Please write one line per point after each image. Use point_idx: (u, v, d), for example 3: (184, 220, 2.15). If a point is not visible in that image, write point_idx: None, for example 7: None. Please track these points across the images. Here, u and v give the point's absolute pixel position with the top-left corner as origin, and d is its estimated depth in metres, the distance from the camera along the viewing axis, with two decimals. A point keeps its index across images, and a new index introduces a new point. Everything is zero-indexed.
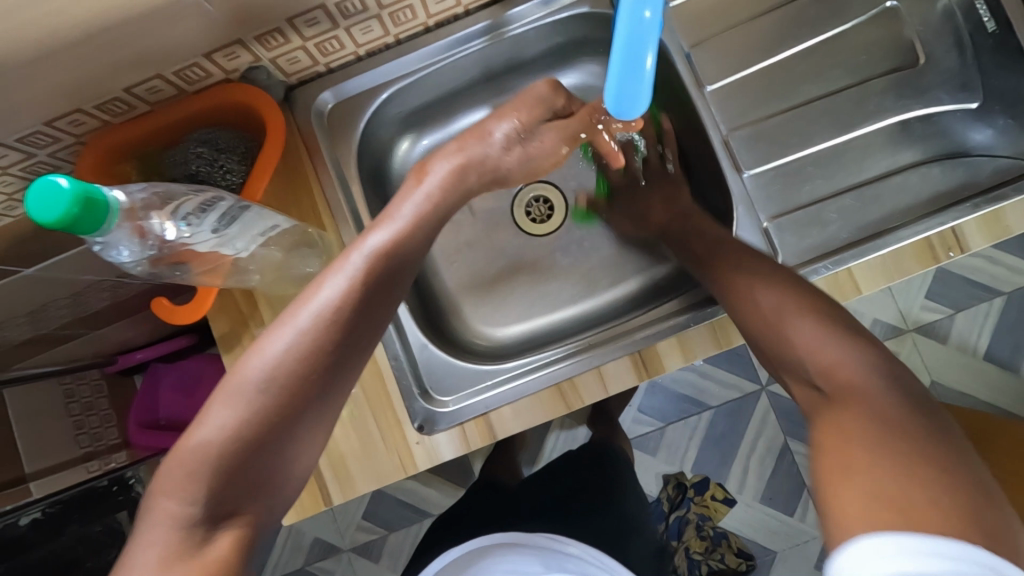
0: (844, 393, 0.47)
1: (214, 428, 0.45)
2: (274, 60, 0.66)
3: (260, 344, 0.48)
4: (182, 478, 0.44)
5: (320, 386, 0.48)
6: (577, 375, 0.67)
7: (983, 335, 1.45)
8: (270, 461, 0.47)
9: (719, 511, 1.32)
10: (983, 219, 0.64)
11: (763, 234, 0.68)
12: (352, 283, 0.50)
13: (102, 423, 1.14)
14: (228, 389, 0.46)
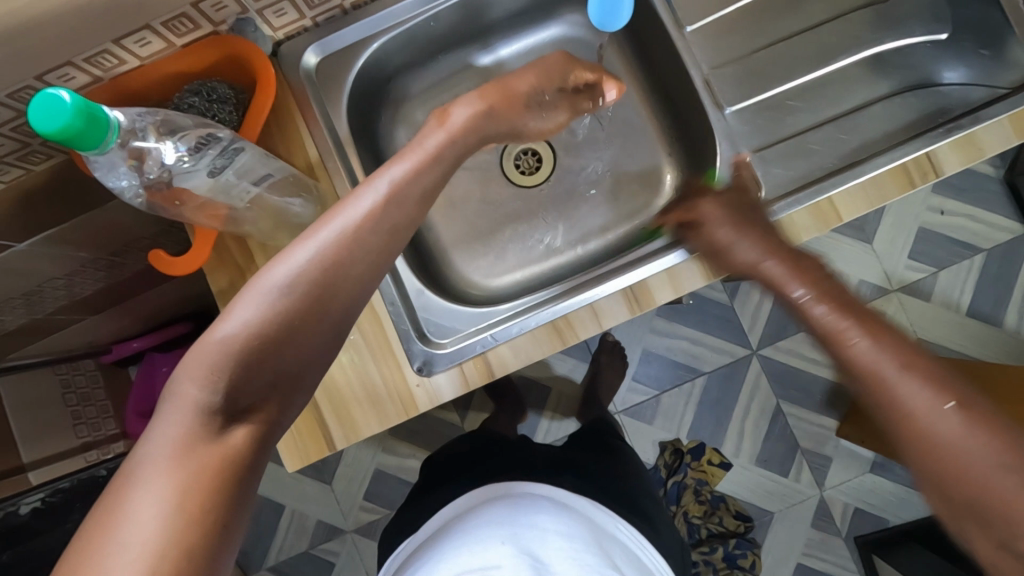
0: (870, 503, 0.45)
1: (243, 321, 0.43)
2: (260, 12, 0.67)
3: (290, 249, 0.46)
4: (207, 368, 0.41)
5: (347, 297, 0.47)
6: (572, 312, 0.69)
7: (966, 291, 1.48)
8: (290, 361, 0.45)
9: (715, 475, 1.34)
10: (957, 142, 0.66)
11: (746, 168, 0.70)
12: (386, 203, 0.49)
13: (99, 413, 1.14)
14: (257, 287, 0.44)
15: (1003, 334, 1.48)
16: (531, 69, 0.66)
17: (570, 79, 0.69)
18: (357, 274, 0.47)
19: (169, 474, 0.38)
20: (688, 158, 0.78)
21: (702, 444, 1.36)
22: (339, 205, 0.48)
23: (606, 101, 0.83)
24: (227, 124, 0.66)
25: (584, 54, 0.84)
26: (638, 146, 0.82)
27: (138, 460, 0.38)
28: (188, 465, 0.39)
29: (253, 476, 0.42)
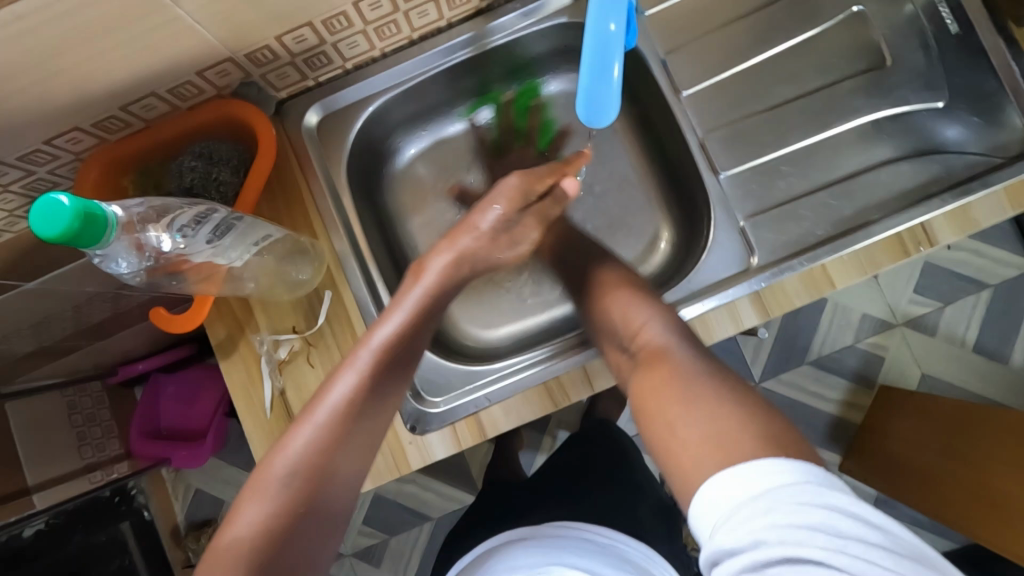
0: (654, 356, 0.59)
1: (252, 517, 0.51)
2: (264, 76, 0.68)
3: (285, 440, 0.55)
4: (225, 566, 0.49)
5: (338, 476, 0.55)
6: (564, 374, 0.69)
7: (971, 327, 1.47)
8: (302, 541, 0.52)
9: None
10: (951, 214, 0.66)
11: (740, 233, 0.70)
12: (361, 380, 0.57)
13: (104, 433, 1.16)
14: (260, 482, 0.53)
15: (1009, 371, 1.46)
16: (494, 200, 0.66)
17: (529, 197, 0.68)
18: (344, 452, 0.55)
19: None
20: (684, 215, 0.79)
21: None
22: (320, 393, 0.57)
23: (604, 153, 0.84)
24: (228, 185, 0.67)
25: None
26: (636, 200, 0.83)
27: None
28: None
29: None
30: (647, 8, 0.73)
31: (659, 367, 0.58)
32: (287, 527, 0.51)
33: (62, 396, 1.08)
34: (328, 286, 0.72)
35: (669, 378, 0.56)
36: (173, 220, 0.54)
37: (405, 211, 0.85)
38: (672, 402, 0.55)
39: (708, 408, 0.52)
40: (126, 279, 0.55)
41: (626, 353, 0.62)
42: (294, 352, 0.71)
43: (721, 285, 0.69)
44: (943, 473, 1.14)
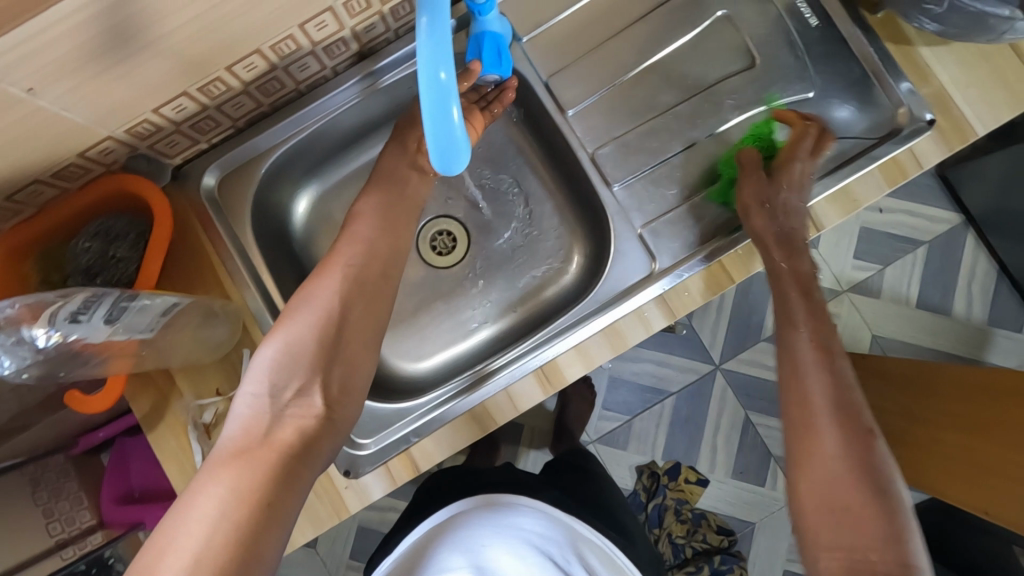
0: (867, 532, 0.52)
1: (286, 330, 0.62)
2: (152, 147, 0.69)
3: (312, 278, 0.65)
4: (268, 373, 0.59)
5: (362, 305, 0.65)
6: (488, 400, 0.71)
7: (913, 283, 1.53)
8: (334, 364, 0.62)
9: (694, 493, 1.48)
10: (834, 197, 0.70)
11: (640, 239, 0.73)
12: (375, 239, 0.69)
13: (72, 506, 1.12)
14: (295, 305, 0.64)
15: (954, 321, 1.52)
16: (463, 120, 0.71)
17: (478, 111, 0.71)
18: (359, 296, 0.65)
19: (230, 462, 0.54)
20: (591, 230, 0.80)
21: (678, 464, 1.50)
22: (338, 248, 0.68)
23: (511, 174, 0.85)
24: (128, 260, 0.67)
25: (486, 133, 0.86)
26: (551, 218, 0.83)
27: (217, 455, 0.55)
28: (243, 460, 0.54)
29: (298, 472, 0.57)
30: (524, 33, 0.75)
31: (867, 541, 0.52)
32: (317, 342, 0.61)
33: (19, 475, 1.06)
34: (247, 344, 0.72)
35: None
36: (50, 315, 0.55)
37: (326, 255, 0.86)
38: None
39: None
40: (15, 378, 0.57)
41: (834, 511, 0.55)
42: (220, 414, 0.72)
43: (629, 291, 0.71)
44: (900, 433, 1.18)
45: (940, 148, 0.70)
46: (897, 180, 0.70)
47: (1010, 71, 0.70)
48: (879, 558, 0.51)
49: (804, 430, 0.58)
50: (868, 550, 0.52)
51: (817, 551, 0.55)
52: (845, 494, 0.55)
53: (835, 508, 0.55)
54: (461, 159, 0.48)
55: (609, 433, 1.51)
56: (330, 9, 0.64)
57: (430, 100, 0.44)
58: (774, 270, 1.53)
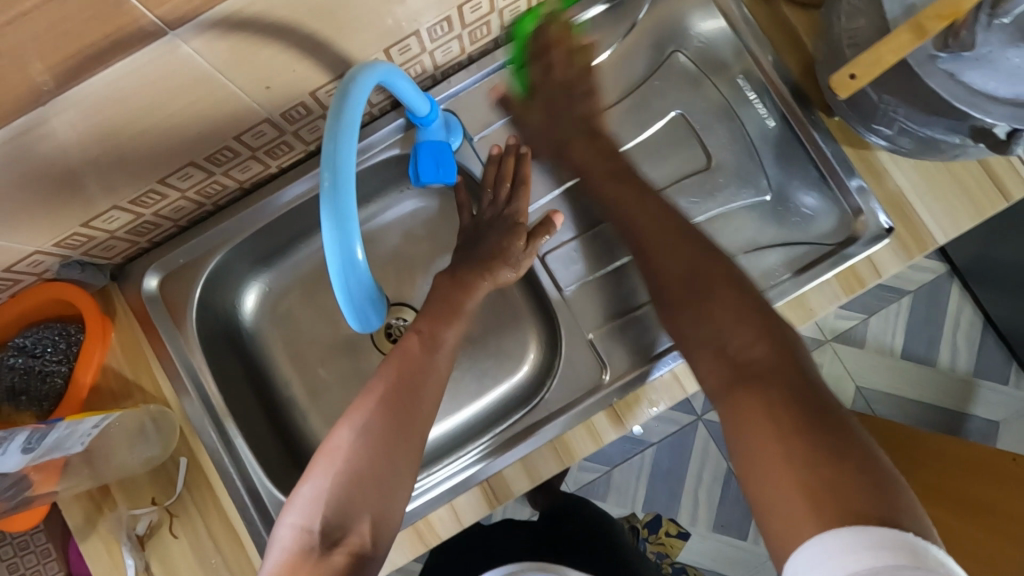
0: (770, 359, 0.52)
1: (336, 445, 0.57)
2: (87, 253, 0.67)
3: (365, 392, 0.61)
4: (318, 494, 0.54)
5: (418, 414, 0.60)
6: (432, 513, 0.68)
7: (898, 335, 1.50)
8: (389, 480, 0.56)
9: (675, 546, 1.45)
10: (789, 305, 0.68)
11: (590, 345, 0.71)
12: (431, 339, 0.65)
13: None
14: (348, 415, 0.59)
15: (941, 373, 1.49)
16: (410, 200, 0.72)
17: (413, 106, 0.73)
18: (412, 405, 0.60)
19: None
20: (546, 324, 0.78)
21: (658, 516, 1.47)
22: (390, 357, 0.63)
23: None
24: (55, 375, 0.65)
25: (444, 217, 0.84)
26: (507, 305, 0.81)
27: None
28: None
29: None
30: (473, 131, 0.76)
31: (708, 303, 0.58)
32: (370, 455, 0.55)
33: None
34: (185, 452, 0.70)
35: (763, 403, 0.49)
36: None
37: (278, 341, 0.83)
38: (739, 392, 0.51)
39: (803, 466, 0.44)
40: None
41: (724, 361, 0.54)
42: (154, 525, 0.69)
43: (579, 399, 0.70)
44: None
45: (899, 258, 0.68)
46: (854, 290, 0.68)
47: (968, 175, 0.69)
48: (742, 338, 0.54)
49: (706, 290, 0.59)
50: (738, 338, 0.55)
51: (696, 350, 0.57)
52: (716, 280, 0.59)
53: (710, 311, 0.57)
54: (374, 300, 0.48)
55: (588, 484, 1.49)
56: (267, 119, 0.62)
57: (332, 251, 0.44)
58: None
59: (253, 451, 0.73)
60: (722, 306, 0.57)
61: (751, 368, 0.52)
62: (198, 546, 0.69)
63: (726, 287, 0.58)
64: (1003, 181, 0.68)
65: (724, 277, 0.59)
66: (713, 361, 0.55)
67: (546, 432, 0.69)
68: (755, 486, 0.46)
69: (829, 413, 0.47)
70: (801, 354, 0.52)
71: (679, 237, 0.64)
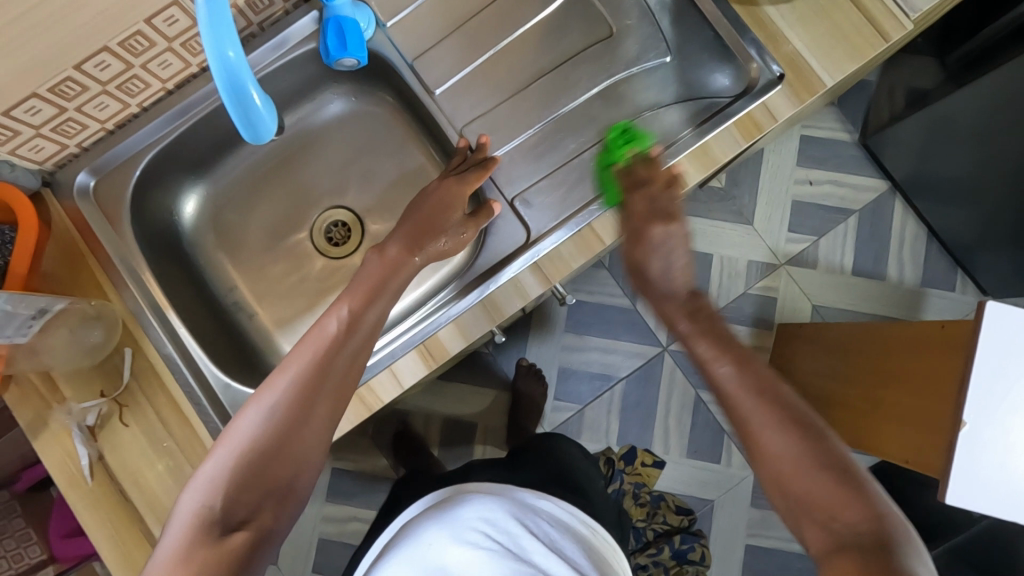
0: (867, 545, 0.47)
1: (243, 428, 0.56)
2: (15, 153, 0.69)
3: (268, 381, 0.59)
4: (216, 480, 0.53)
5: (321, 405, 0.59)
6: (372, 379, 0.71)
7: (847, 253, 1.54)
8: (285, 465, 0.56)
9: (651, 475, 1.49)
10: (693, 154, 0.72)
11: (512, 207, 0.75)
12: (349, 329, 0.63)
13: (20, 543, 1.18)
14: (257, 399, 0.58)
15: (892, 285, 1.53)
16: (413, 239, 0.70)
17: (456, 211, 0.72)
18: (324, 389, 0.60)
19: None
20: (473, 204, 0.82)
21: (633, 448, 1.50)
22: (305, 341, 0.62)
23: (398, 156, 0.87)
24: None
25: (371, 121, 0.87)
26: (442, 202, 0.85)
27: None
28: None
29: None
30: (386, 19, 0.77)
31: (826, 499, 0.51)
32: (268, 446, 0.55)
33: None
34: (128, 343, 0.73)
35: (857, 565, 0.45)
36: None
37: (220, 256, 0.86)
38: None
39: None
40: None
41: (828, 532, 0.49)
42: (105, 416, 0.71)
43: (508, 258, 0.73)
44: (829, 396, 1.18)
45: (792, 102, 0.73)
46: (753, 135, 0.73)
47: (849, 23, 0.73)
48: (850, 513, 0.49)
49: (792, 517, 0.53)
50: (815, 497, 0.51)
51: (796, 496, 0.52)
52: (810, 477, 0.52)
53: (803, 484, 0.52)
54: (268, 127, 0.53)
55: (560, 423, 1.51)
56: (175, 3, 0.64)
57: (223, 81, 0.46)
58: (714, 248, 1.55)
59: (199, 343, 0.76)
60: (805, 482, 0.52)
61: (856, 540, 0.47)
62: (151, 432, 0.71)
63: (793, 445, 0.54)
64: (882, 25, 0.73)
65: (835, 464, 0.52)
66: (820, 534, 0.50)
67: (463, 304, 0.72)
68: None
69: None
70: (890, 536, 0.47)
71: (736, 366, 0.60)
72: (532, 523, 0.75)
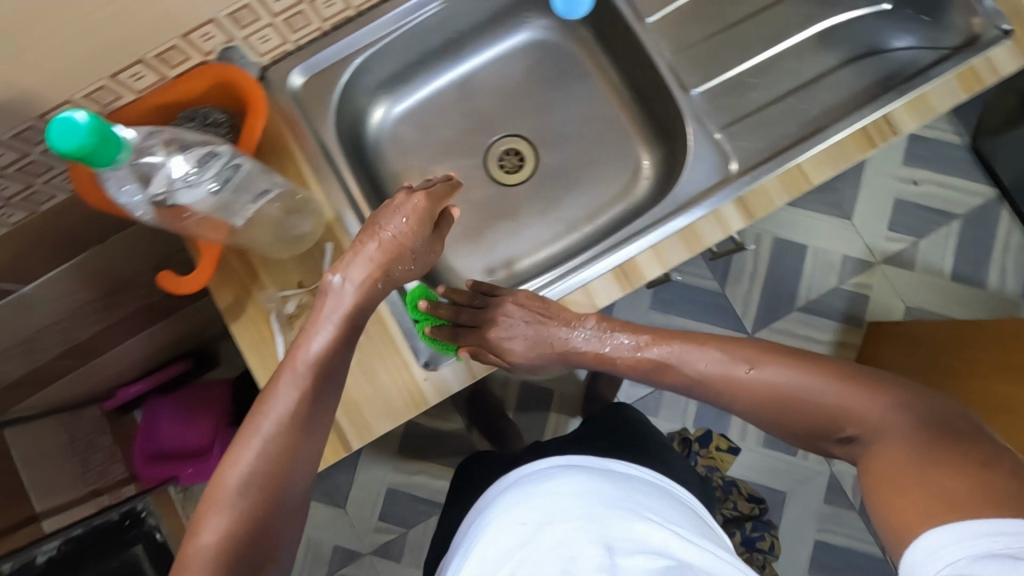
0: (870, 440, 0.56)
1: (242, 464, 0.57)
2: (246, 40, 0.71)
3: (265, 400, 0.60)
4: (218, 510, 0.55)
5: (309, 430, 0.60)
6: (566, 295, 0.72)
7: (946, 257, 1.46)
8: (278, 491, 0.58)
9: (726, 460, 1.43)
10: (910, 102, 0.71)
11: (716, 142, 0.74)
12: (334, 347, 0.62)
13: (107, 459, 1.23)
14: (248, 431, 0.59)
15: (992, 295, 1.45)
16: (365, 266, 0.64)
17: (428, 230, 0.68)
18: (307, 417, 0.60)
19: None
20: (662, 141, 0.83)
21: (708, 431, 1.46)
22: (294, 355, 0.61)
23: (578, 90, 0.88)
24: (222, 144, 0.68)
25: (557, 54, 0.88)
26: (617, 140, 0.87)
27: None
28: None
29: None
30: None
31: (886, 451, 0.53)
32: (262, 477, 0.57)
33: (59, 420, 1.16)
34: (330, 239, 0.74)
35: (899, 450, 0.52)
36: (155, 177, 0.57)
37: (398, 173, 0.87)
38: (894, 477, 0.51)
39: (932, 480, 0.48)
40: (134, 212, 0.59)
41: (851, 441, 0.58)
42: (302, 306, 0.73)
43: (710, 191, 0.72)
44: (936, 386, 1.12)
45: (1016, 57, 0.71)
46: (973, 88, 0.71)
47: None
48: (869, 411, 0.57)
49: (848, 421, 0.58)
50: (865, 413, 0.57)
51: (868, 423, 0.57)
52: (824, 393, 0.60)
53: (877, 415, 0.56)
54: None
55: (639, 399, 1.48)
56: None
57: None
58: (805, 238, 1.47)
59: None
60: (896, 404, 0.56)
61: (864, 425, 0.57)
62: None
63: (797, 371, 0.63)
64: None
65: (938, 413, 0.54)
66: (838, 447, 0.61)
67: (665, 231, 0.71)
68: (893, 508, 0.49)
69: (948, 444, 0.50)
70: (943, 416, 0.53)
71: (815, 367, 0.62)
72: (630, 499, 0.64)
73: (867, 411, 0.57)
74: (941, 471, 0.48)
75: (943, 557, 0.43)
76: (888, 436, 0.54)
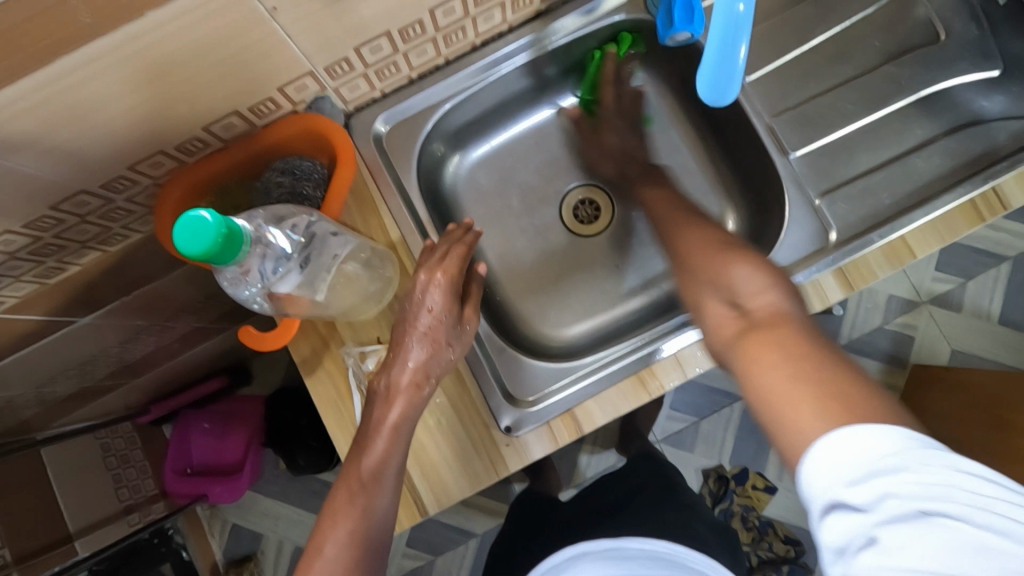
0: (772, 319, 0.52)
1: (339, 535, 0.58)
2: (337, 89, 0.69)
3: (358, 462, 0.61)
4: None
5: (393, 485, 0.61)
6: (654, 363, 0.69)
7: (996, 299, 1.39)
8: (373, 547, 0.60)
9: (761, 500, 1.31)
10: (1022, 175, 0.67)
11: (815, 209, 0.72)
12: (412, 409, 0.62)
13: (138, 474, 1.23)
14: (343, 497, 0.60)
15: None
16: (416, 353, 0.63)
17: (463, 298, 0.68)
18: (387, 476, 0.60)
19: None
20: (750, 200, 0.81)
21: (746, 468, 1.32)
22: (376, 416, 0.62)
23: (661, 142, 0.86)
24: (313, 199, 0.67)
25: (642, 105, 0.86)
26: (699, 193, 0.85)
27: None
28: None
29: None
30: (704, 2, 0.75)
31: (775, 330, 0.51)
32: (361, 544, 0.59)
33: (95, 438, 1.13)
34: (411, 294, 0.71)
35: (777, 345, 0.49)
36: (258, 267, 0.54)
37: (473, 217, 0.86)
38: (772, 365, 0.48)
39: (824, 378, 0.45)
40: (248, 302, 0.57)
41: (734, 311, 0.56)
42: (382, 363, 0.70)
43: (807, 261, 0.69)
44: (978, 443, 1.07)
45: None
46: None
47: None
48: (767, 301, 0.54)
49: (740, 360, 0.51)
50: (746, 284, 0.56)
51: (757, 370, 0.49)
52: (754, 276, 0.57)
53: (780, 335, 0.50)
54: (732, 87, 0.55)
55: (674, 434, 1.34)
56: None
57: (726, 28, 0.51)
58: None
59: None
60: (789, 336, 0.50)
61: (761, 319, 0.53)
62: None
63: (792, 295, 0.55)
64: None
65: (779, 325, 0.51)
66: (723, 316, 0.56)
67: None
68: (784, 415, 0.45)
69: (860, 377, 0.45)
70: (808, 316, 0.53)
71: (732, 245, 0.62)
72: None
73: (767, 300, 0.54)
74: (835, 390, 0.44)
75: (848, 474, 0.40)
76: (767, 360, 0.48)
